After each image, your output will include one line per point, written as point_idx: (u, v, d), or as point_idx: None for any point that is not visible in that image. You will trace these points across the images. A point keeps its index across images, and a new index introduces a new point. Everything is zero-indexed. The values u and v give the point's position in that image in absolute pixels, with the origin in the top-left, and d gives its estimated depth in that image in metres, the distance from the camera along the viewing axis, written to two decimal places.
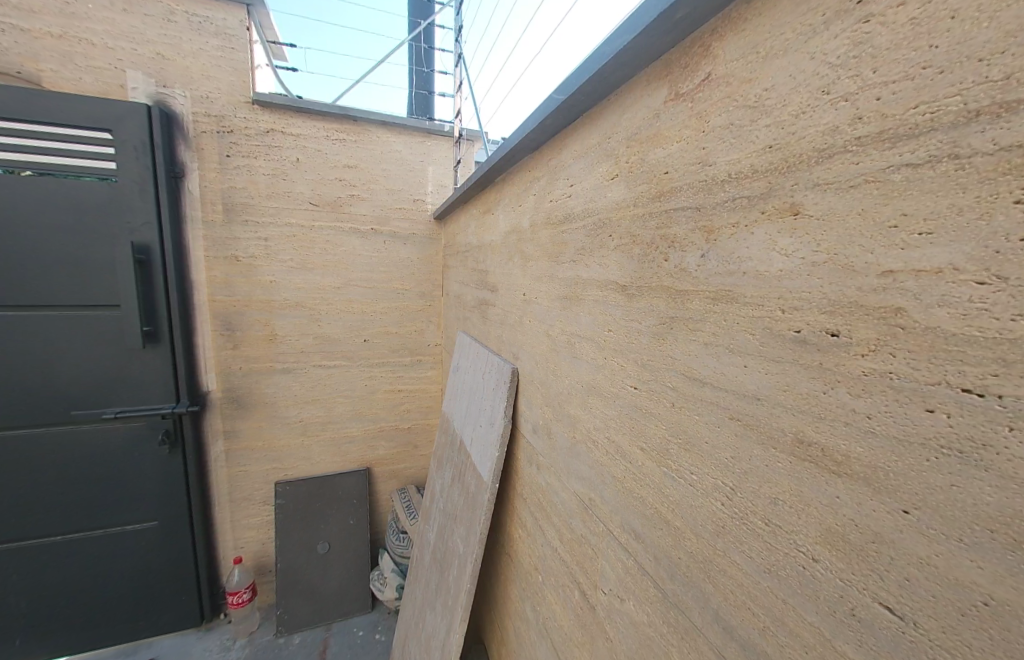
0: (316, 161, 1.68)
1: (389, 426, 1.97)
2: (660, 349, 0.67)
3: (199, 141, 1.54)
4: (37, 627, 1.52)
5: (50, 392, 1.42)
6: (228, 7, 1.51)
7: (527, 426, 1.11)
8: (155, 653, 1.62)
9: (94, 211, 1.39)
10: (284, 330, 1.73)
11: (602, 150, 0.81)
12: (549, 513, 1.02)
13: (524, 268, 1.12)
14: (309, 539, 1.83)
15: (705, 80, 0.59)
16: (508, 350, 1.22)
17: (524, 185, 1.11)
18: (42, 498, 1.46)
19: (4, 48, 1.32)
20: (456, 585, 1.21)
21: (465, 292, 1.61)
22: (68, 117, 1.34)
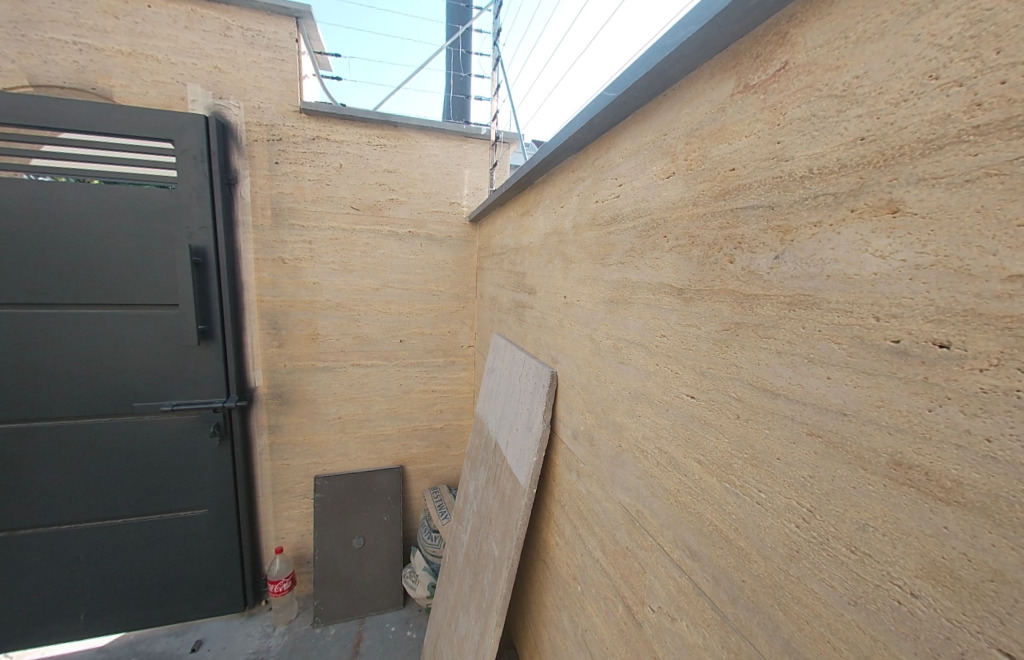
0: (357, 167, 1.72)
1: (422, 426, 1.99)
2: (723, 356, 0.63)
3: (250, 149, 1.61)
4: (100, 603, 1.63)
5: (114, 384, 1.52)
6: (278, 21, 1.57)
7: (566, 432, 1.08)
8: (202, 634, 1.70)
9: (156, 216, 1.48)
10: (326, 330, 1.78)
11: (657, 148, 0.77)
12: (590, 522, 0.98)
13: (565, 270, 1.09)
14: (344, 534, 1.87)
15: (781, 70, 0.54)
16: (546, 353, 1.20)
17: (567, 186, 1.09)
18: (106, 484, 1.56)
19: (82, 66, 1.43)
20: (491, 589, 1.20)
21: (501, 294, 1.60)
22: (136, 129, 1.44)
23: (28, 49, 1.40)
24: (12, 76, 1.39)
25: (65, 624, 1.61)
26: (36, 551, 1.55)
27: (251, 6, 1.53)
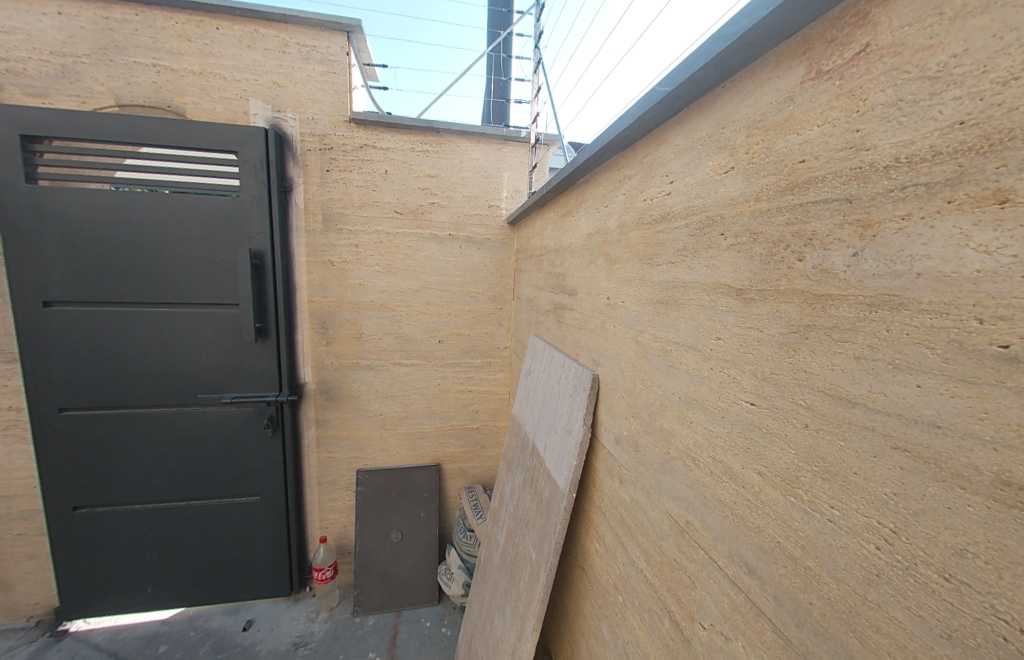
0: (402, 172, 1.79)
1: (459, 425, 2.02)
2: (790, 360, 0.60)
3: (304, 158, 1.70)
4: (165, 579, 1.77)
5: (182, 378, 1.65)
6: (331, 36, 1.66)
7: (608, 437, 1.05)
8: (253, 615, 1.80)
9: (220, 222, 1.60)
10: (369, 329, 1.86)
11: (713, 143, 0.74)
12: (633, 530, 0.95)
13: (608, 270, 1.07)
14: (383, 527, 1.93)
15: (861, 53, 0.50)
16: (587, 356, 1.18)
17: (612, 184, 1.07)
18: (173, 468, 1.70)
19: (159, 86, 1.56)
20: (528, 592, 1.19)
21: (539, 296, 1.59)
22: (205, 142, 1.56)
23: (115, 72, 1.53)
24: (101, 96, 1.53)
25: (136, 596, 1.76)
26: (113, 527, 1.70)
27: (307, 24, 1.62)
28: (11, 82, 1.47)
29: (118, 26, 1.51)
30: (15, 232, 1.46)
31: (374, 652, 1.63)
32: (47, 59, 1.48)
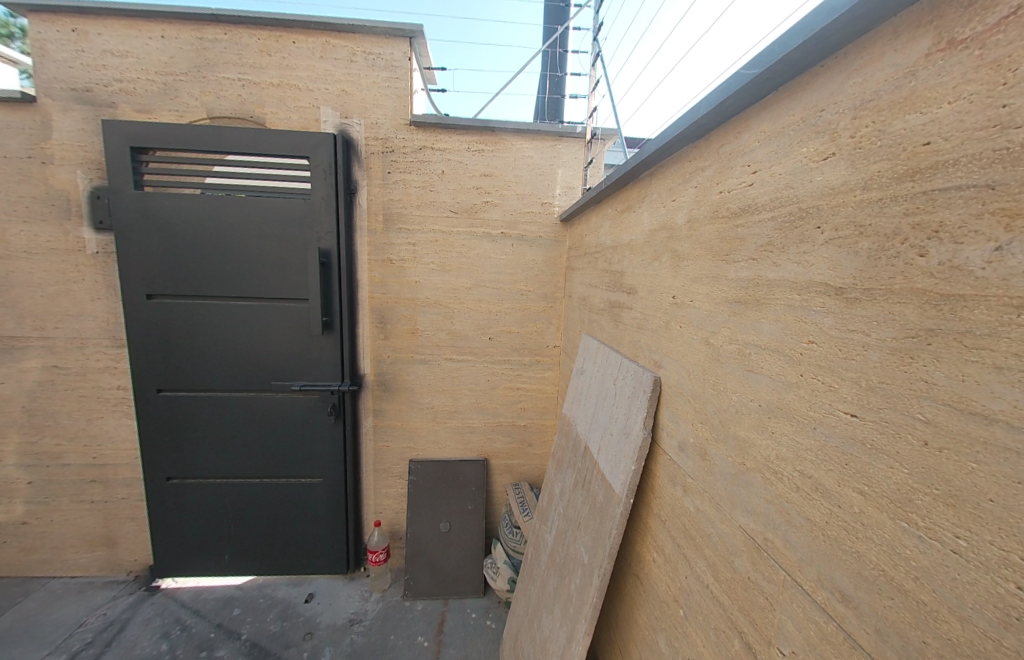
0: (457, 172, 1.82)
1: (506, 422, 2.03)
2: (906, 368, 0.53)
3: (367, 161, 1.79)
4: (240, 548, 1.95)
5: (257, 365, 1.80)
6: (395, 42, 1.72)
7: (671, 443, 1.01)
8: (314, 588, 1.94)
9: (292, 222, 1.72)
10: (424, 325, 1.92)
11: (808, 128, 0.68)
12: (698, 542, 0.91)
13: (675, 268, 1.02)
14: (432, 517, 1.99)
15: (1009, 19, 0.44)
16: (647, 357, 1.13)
17: (681, 177, 1.02)
18: (249, 448, 1.86)
19: (243, 98, 1.70)
20: (579, 595, 1.17)
21: (593, 294, 1.56)
22: (282, 149, 1.69)
23: (207, 88, 1.69)
24: (195, 110, 1.70)
25: (215, 561, 1.95)
26: (197, 498, 1.90)
27: (373, 32, 1.70)
28: (124, 101, 1.67)
29: (210, 46, 1.66)
30: (125, 234, 1.67)
31: (422, 636, 1.69)
32: (152, 79, 1.66)
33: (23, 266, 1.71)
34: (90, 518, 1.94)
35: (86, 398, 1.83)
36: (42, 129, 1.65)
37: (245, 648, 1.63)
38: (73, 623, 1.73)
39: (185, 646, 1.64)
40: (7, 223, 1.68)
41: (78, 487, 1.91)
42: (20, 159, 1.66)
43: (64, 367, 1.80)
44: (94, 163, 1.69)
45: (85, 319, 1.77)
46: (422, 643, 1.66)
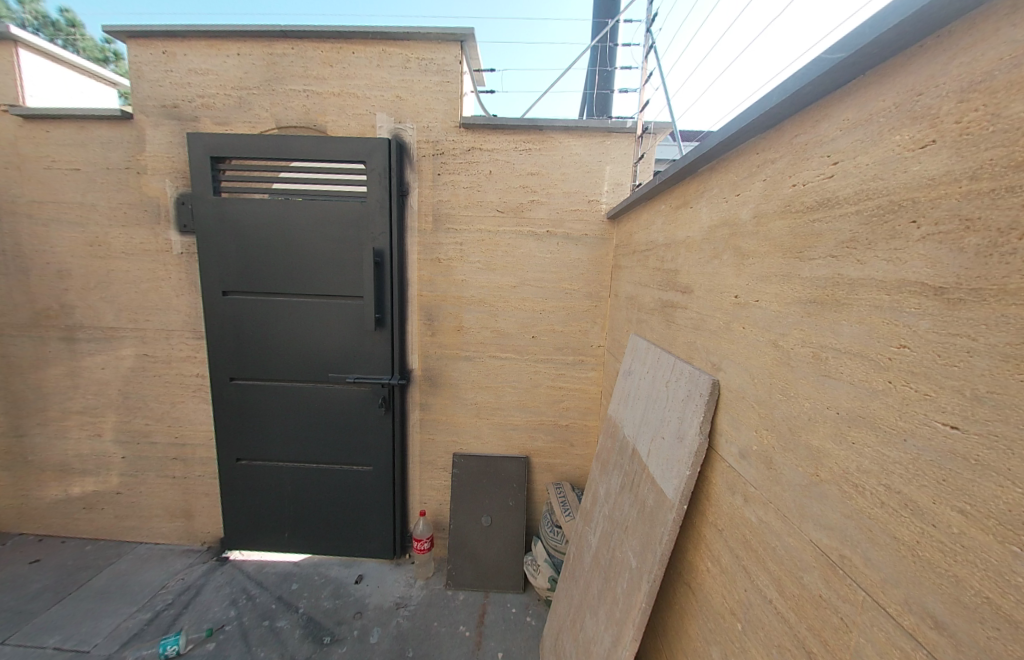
0: (505, 172, 1.84)
1: (548, 421, 2.04)
2: (1023, 377, 0.49)
3: (419, 164, 1.85)
4: (297, 528, 2.09)
5: (317, 358, 1.92)
6: (447, 47, 1.77)
7: (731, 450, 0.97)
8: (362, 570, 2.04)
9: (350, 224, 1.82)
10: (469, 323, 1.96)
11: (903, 114, 0.62)
12: (761, 555, 0.86)
13: (738, 266, 0.98)
14: (474, 511, 2.03)
15: None
16: (705, 359, 1.09)
17: (747, 170, 0.97)
18: (308, 435, 1.99)
19: (307, 108, 1.82)
20: (626, 600, 1.15)
21: (643, 293, 1.52)
22: (341, 154, 1.78)
23: (276, 100, 1.81)
24: (265, 121, 1.83)
25: (276, 538, 2.11)
26: (261, 479, 2.06)
27: (427, 38, 1.75)
28: (205, 115, 1.83)
29: (279, 60, 1.79)
30: (205, 236, 1.84)
31: (464, 626, 1.73)
32: (229, 94, 1.81)
33: (122, 265, 1.94)
34: (171, 492, 2.16)
35: (170, 384, 2.04)
36: (138, 142, 1.85)
37: (302, 621, 1.75)
38: (157, 585, 1.94)
39: (250, 614, 1.78)
40: (109, 227, 1.91)
41: (162, 463, 2.13)
42: (120, 170, 1.87)
43: (152, 355, 2.01)
44: (180, 172, 1.87)
45: (170, 313, 1.97)
46: (463, 632, 1.70)
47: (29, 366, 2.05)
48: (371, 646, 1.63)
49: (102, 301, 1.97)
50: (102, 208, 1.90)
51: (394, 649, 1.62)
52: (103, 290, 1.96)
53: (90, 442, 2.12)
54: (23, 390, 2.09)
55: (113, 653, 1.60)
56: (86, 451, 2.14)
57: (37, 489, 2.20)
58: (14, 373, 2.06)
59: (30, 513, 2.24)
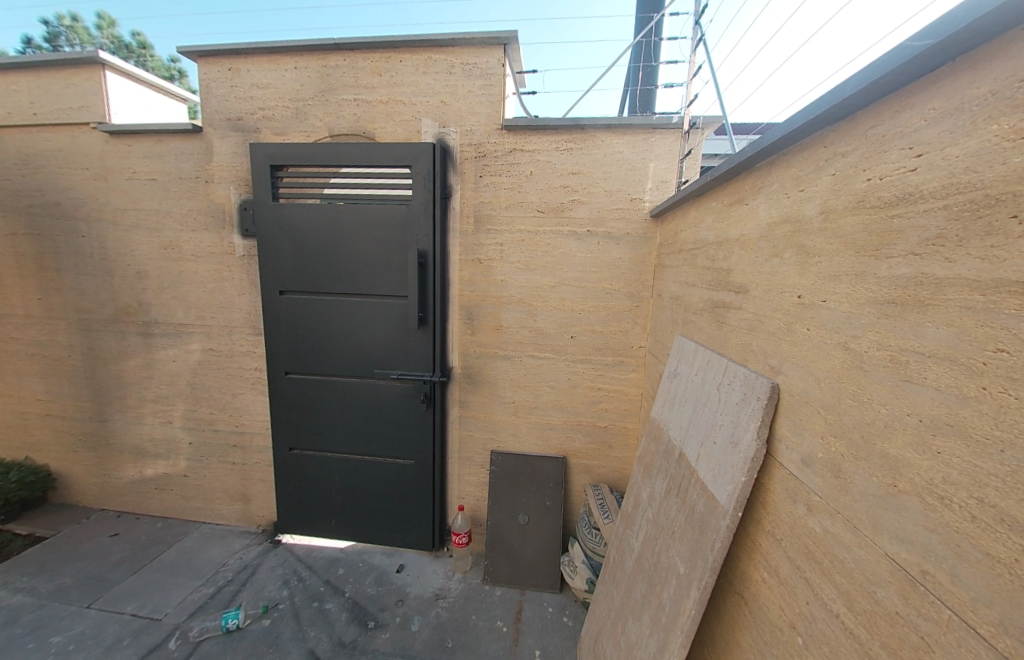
0: (546, 172, 1.85)
1: (586, 422, 2.02)
2: None
3: (462, 167, 1.89)
4: (343, 516, 2.19)
5: (363, 355, 2.01)
6: (490, 50, 1.80)
7: (792, 457, 0.93)
8: (403, 560, 2.11)
9: (396, 226, 1.88)
10: (508, 322, 1.98)
11: (1001, 101, 0.58)
12: (827, 568, 0.82)
13: (801, 265, 0.94)
14: (511, 508, 2.05)
15: None
16: (762, 362, 1.05)
17: (813, 164, 0.93)
18: (354, 428, 2.09)
19: (357, 116, 1.90)
20: (673, 606, 1.13)
21: (691, 293, 1.48)
22: (389, 159, 1.85)
23: (329, 109, 1.91)
24: (318, 130, 1.93)
25: (323, 525, 2.22)
26: (311, 468, 2.18)
27: (471, 43, 1.79)
28: (265, 126, 1.96)
29: (333, 71, 1.88)
30: (264, 240, 1.96)
31: (501, 622, 1.76)
32: (287, 105, 1.93)
33: (191, 267, 2.10)
34: (230, 477, 2.32)
35: (231, 376, 2.19)
36: (206, 153, 2.00)
37: (348, 605, 1.84)
38: (218, 562, 2.09)
39: (300, 595, 1.89)
40: (181, 232, 2.08)
41: (223, 450, 2.29)
42: (191, 179, 2.04)
43: (216, 350, 2.17)
44: (243, 180, 2.01)
45: (232, 311, 2.12)
46: (501, 628, 1.73)
47: (112, 358, 2.28)
48: (413, 634, 1.69)
49: (174, 300, 2.15)
50: (175, 214, 2.07)
51: (434, 639, 1.66)
52: (175, 289, 2.14)
53: (161, 428, 2.32)
54: (107, 380, 2.32)
55: (181, 623, 1.75)
56: (158, 436, 2.34)
57: (117, 469, 2.44)
58: (100, 364, 2.30)
59: (111, 491, 2.48)
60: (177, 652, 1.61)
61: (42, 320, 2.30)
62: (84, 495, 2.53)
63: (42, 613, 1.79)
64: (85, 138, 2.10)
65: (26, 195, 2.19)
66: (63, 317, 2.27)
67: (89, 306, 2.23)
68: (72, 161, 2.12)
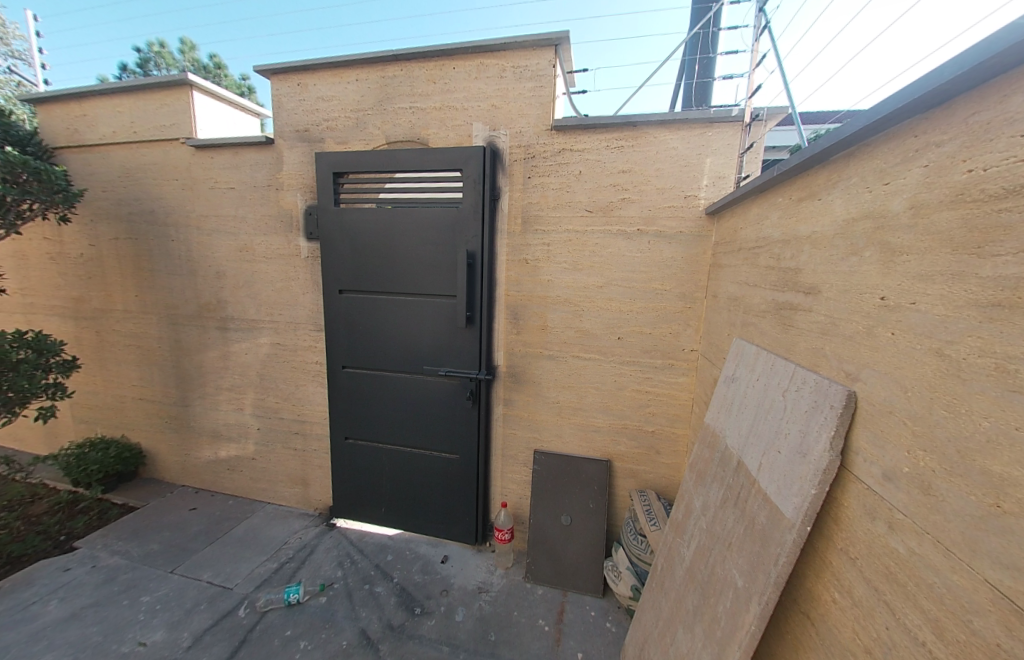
0: (595, 171, 1.84)
1: (632, 425, 1.98)
2: None
3: (511, 168, 1.92)
4: (392, 505, 2.30)
5: (414, 351, 2.10)
6: (541, 53, 1.82)
7: (872, 471, 0.86)
8: (447, 552, 2.18)
9: (446, 228, 1.95)
10: (553, 322, 1.99)
11: None
12: (912, 592, 0.75)
13: (885, 265, 0.87)
14: (553, 508, 2.05)
15: None
16: (836, 368, 0.99)
17: (901, 155, 0.85)
18: (403, 420, 2.19)
19: (412, 122, 1.99)
20: (730, 621, 1.08)
21: (752, 294, 1.42)
22: (441, 163, 1.92)
23: (387, 118, 2.01)
24: (376, 138, 2.04)
25: (373, 512, 2.34)
26: (363, 458, 2.30)
27: (523, 46, 1.81)
28: (329, 136, 2.10)
29: (390, 82, 1.98)
30: (327, 242, 2.11)
31: (543, 621, 1.76)
32: (348, 116, 2.06)
33: (262, 267, 2.30)
34: (291, 462, 2.51)
35: (294, 369, 2.37)
36: (277, 163, 2.18)
37: (397, 590, 1.92)
38: (281, 540, 2.27)
39: (353, 577, 2.01)
40: (254, 236, 2.28)
41: (286, 436, 2.48)
42: (264, 187, 2.23)
43: (282, 344, 2.36)
44: (308, 188, 2.17)
45: (296, 309, 2.29)
46: (543, 626, 1.73)
47: (194, 349, 2.54)
48: (457, 624, 1.74)
49: (247, 298, 2.36)
50: (250, 220, 2.28)
51: (477, 631, 1.70)
52: (248, 288, 2.35)
53: (233, 414, 2.56)
54: (189, 369, 2.58)
55: (249, 593, 1.91)
56: (230, 421, 2.58)
57: (196, 449, 2.71)
58: (183, 355, 2.57)
59: (191, 469, 2.76)
60: (246, 619, 1.77)
61: (138, 314, 2.61)
62: (169, 471, 2.83)
63: (135, 574, 2.03)
64: (175, 152, 2.35)
65: (128, 204, 2.49)
66: (155, 312, 2.56)
67: (176, 303, 2.50)
68: (165, 173, 2.39)
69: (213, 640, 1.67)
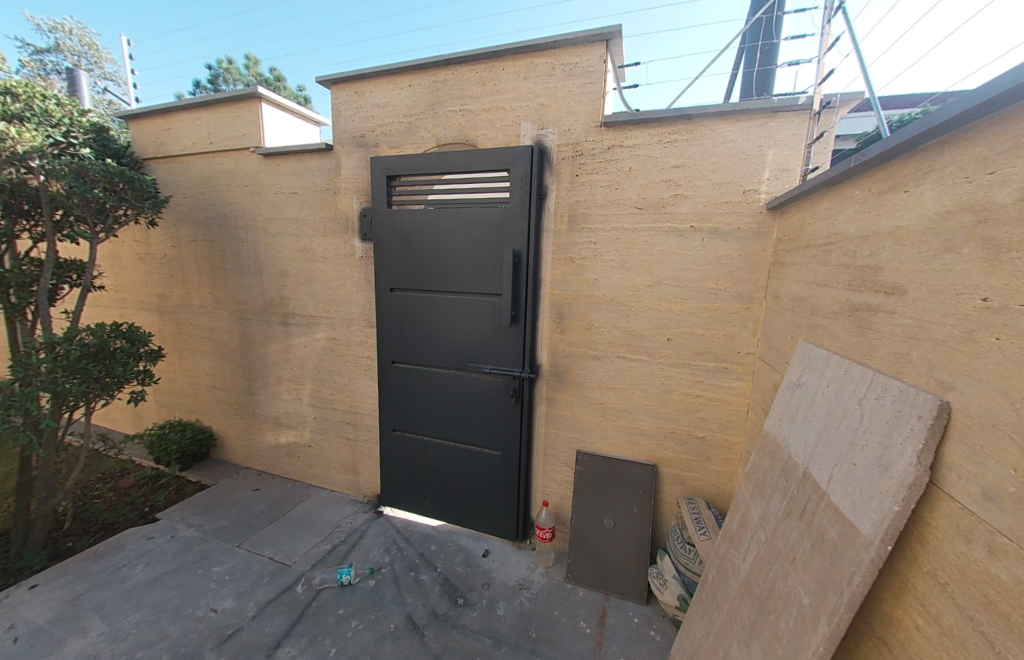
0: (646, 167, 1.80)
1: (681, 430, 1.92)
2: None
3: (558, 166, 1.92)
4: (436, 496, 2.37)
5: (459, 348, 2.16)
6: (591, 48, 1.80)
7: (969, 490, 0.77)
8: (488, 546, 2.22)
9: (493, 227, 1.98)
10: (599, 322, 1.96)
11: None
12: (1017, 626, 0.68)
13: (990, 262, 0.78)
14: (596, 510, 2.03)
15: None
16: (925, 376, 0.90)
17: (1010, 141, 0.76)
18: (447, 415, 2.25)
19: (461, 124, 2.04)
20: (793, 639, 1.02)
21: (821, 294, 1.32)
22: (488, 164, 1.95)
23: (437, 121, 2.07)
24: (427, 141, 2.11)
25: (418, 503, 2.43)
26: (409, 450, 2.39)
27: (573, 43, 1.80)
28: (383, 141, 2.20)
29: (442, 86, 2.04)
30: (379, 242, 2.21)
31: (585, 622, 1.75)
32: (401, 120, 2.14)
33: (320, 267, 2.46)
34: (343, 451, 2.66)
35: (347, 363, 2.51)
36: (336, 168, 2.32)
37: (440, 579, 1.99)
38: (333, 524, 2.41)
39: (399, 563, 2.09)
40: (314, 237, 2.44)
41: (338, 426, 2.63)
42: (323, 192, 2.37)
43: (336, 339, 2.50)
44: (363, 190, 2.28)
45: (350, 305, 2.42)
46: (585, 628, 1.72)
47: (259, 342, 2.75)
48: (498, 617, 1.77)
49: (306, 295, 2.53)
50: (310, 222, 2.43)
51: (519, 626, 1.72)
52: (307, 286, 2.52)
53: (292, 404, 2.75)
54: (254, 360, 2.80)
55: (306, 571, 2.05)
56: (289, 410, 2.77)
57: (259, 434, 2.94)
58: (249, 347, 2.79)
59: (254, 452, 3.00)
60: (303, 595, 1.90)
61: (211, 310, 2.87)
62: (235, 453, 3.10)
63: (207, 546, 2.24)
64: (246, 160, 2.56)
65: (204, 209, 2.74)
66: (226, 308, 2.81)
67: (244, 299, 2.73)
68: (237, 180, 2.60)
69: (274, 612, 1.81)
